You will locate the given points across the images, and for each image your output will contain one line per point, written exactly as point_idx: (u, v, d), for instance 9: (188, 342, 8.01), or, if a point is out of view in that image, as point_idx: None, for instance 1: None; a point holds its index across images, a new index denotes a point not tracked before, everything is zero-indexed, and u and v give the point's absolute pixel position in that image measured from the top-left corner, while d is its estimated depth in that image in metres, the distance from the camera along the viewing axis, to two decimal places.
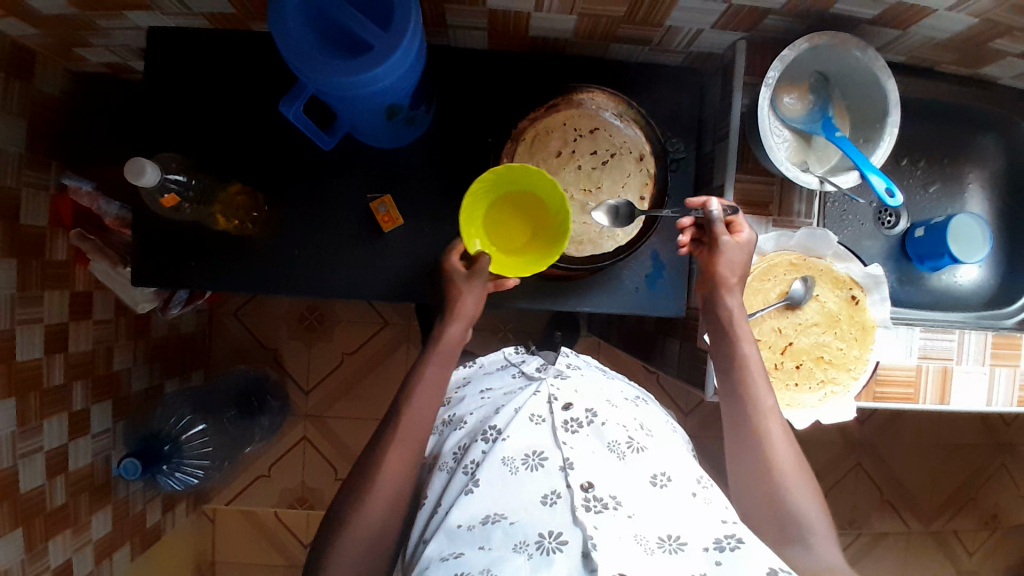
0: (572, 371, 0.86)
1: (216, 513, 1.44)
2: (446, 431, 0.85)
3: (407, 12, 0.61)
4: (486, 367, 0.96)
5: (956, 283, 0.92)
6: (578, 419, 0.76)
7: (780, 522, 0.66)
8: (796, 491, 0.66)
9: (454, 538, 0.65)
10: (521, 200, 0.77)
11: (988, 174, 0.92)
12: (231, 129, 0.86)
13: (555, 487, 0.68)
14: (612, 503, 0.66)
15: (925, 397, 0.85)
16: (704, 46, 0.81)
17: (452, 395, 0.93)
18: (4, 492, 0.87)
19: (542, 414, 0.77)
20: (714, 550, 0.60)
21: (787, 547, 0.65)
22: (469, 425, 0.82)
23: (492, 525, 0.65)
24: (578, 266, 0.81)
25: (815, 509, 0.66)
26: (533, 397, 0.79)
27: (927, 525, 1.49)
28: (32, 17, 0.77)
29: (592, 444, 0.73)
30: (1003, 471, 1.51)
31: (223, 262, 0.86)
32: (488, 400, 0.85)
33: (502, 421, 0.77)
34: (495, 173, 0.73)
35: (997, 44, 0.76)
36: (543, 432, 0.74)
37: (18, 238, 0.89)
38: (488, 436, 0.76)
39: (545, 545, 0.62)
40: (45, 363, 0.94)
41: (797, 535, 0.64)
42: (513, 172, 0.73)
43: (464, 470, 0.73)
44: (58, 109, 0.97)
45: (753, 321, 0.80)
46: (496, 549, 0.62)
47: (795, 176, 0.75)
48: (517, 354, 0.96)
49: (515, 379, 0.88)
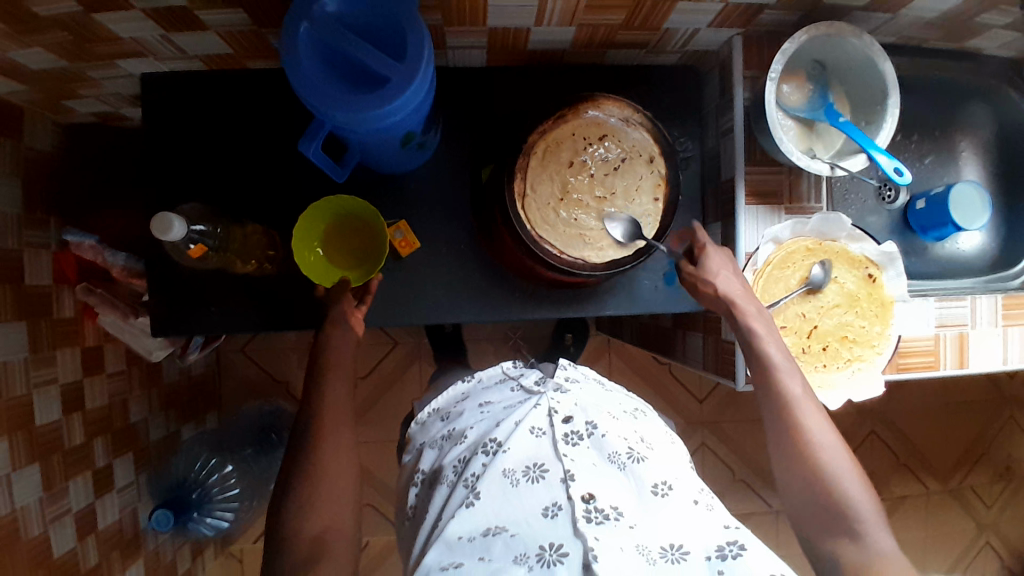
0: (570, 384, 0.84)
1: (243, 553, 1.42)
2: (447, 446, 0.83)
3: (420, 39, 0.60)
4: (484, 381, 0.92)
5: (959, 250, 0.95)
6: (578, 432, 0.76)
7: (832, 517, 0.66)
8: (841, 478, 0.67)
9: (454, 548, 0.65)
10: (355, 221, 0.82)
11: (982, 141, 0.95)
12: (236, 169, 0.86)
13: (557, 499, 0.69)
14: (613, 513, 0.67)
15: (945, 364, 0.87)
16: (700, 45, 0.82)
17: (450, 411, 0.90)
18: (39, 558, 0.85)
19: (543, 427, 0.77)
20: (717, 559, 0.62)
21: (839, 542, 0.65)
22: (469, 440, 0.79)
23: (493, 537, 0.66)
24: (601, 271, 0.80)
25: (865, 501, 0.66)
26: (534, 410, 0.78)
27: (944, 484, 1.53)
28: (22, 74, 0.75)
29: (592, 456, 0.74)
30: (1010, 423, 1.56)
31: (245, 302, 0.86)
32: (488, 414, 0.83)
33: (503, 433, 0.76)
34: (300, 233, 0.79)
35: (982, 17, 0.79)
36: (544, 445, 0.75)
37: (25, 301, 0.87)
38: (488, 449, 0.74)
39: (546, 558, 0.63)
40: (64, 424, 0.92)
41: (847, 528, 0.65)
42: (339, 198, 0.80)
43: (464, 483, 0.72)
44: (51, 164, 0.94)
45: (777, 309, 0.82)
46: (496, 560, 0.63)
47: (806, 164, 0.77)
48: (514, 367, 0.94)
49: (513, 392, 0.86)
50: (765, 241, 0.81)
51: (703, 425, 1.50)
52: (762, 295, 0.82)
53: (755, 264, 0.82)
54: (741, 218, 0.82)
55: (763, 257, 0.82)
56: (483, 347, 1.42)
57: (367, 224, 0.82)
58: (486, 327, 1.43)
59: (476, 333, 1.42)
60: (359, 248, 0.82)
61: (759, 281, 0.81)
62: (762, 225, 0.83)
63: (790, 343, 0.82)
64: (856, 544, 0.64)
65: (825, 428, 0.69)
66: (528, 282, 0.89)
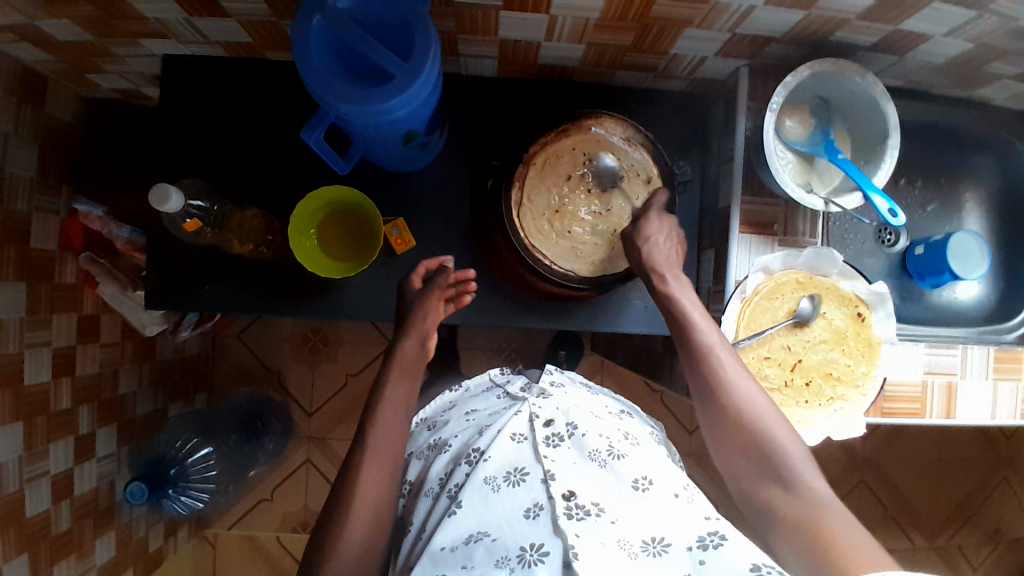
0: (555, 388, 0.84)
1: (217, 539, 1.41)
2: (431, 456, 0.82)
3: (428, 40, 0.62)
4: (471, 390, 0.94)
5: (955, 299, 0.94)
6: (559, 434, 0.76)
7: (761, 469, 0.65)
8: (773, 430, 0.65)
9: (437, 561, 0.64)
10: (346, 209, 0.83)
11: (985, 192, 0.95)
12: (245, 154, 0.88)
13: (538, 499, 0.69)
14: (595, 510, 0.66)
15: (932, 412, 0.87)
16: (707, 72, 0.84)
17: (436, 419, 0.91)
18: (10, 517, 0.86)
19: (524, 433, 0.77)
20: (697, 549, 0.61)
21: (771, 493, 0.64)
22: (453, 449, 0.79)
23: (475, 544, 0.65)
24: (578, 283, 0.81)
25: (796, 450, 0.64)
26: (515, 417, 0.78)
27: (931, 541, 1.50)
28: (49, 43, 0.78)
29: (573, 456, 0.73)
30: (1005, 485, 1.53)
31: (240, 285, 0.87)
32: (472, 421, 0.83)
33: (485, 441, 0.76)
34: (293, 223, 0.80)
35: (991, 67, 0.79)
36: (524, 450, 0.75)
37: (28, 263, 0.89)
38: (471, 458, 0.74)
39: (527, 558, 0.63)
40: (52, 387, 0.94)
41: (778, 480, 0.64)
42: (331, 187, 0.81)
43: (447, 494, 0.72)
44: (69, 135, 0.97)
45: (762, 339, 0.81)
46: (478, 567, 0.62)
47: (802, 196, 0.77)
48: (501, 375, 0.95)
49: (498, 400, 0.86)
50: (755, 270, 0.81)
51: (690, 457, 1.48)
52: (749, 324, 0.81)
53: (743, 292, 0.82)
54: (734, 246, 0.82)
55: (751, 285, 0.82)
56: (475, 355, 1.42)
57: (357, 212, 0.83)
58: (481, 337, 1.43)
59: (470, 340, 1.42)
60: (353, 238, 0.84)
61: (746, 309, 0.81)
62: (754, 254, 0.83)
63: (773, 375, 0.81)
64: (789, 494, 0.63)
65: (748, 383, 0.68)
66: (520, 293, 0.89)
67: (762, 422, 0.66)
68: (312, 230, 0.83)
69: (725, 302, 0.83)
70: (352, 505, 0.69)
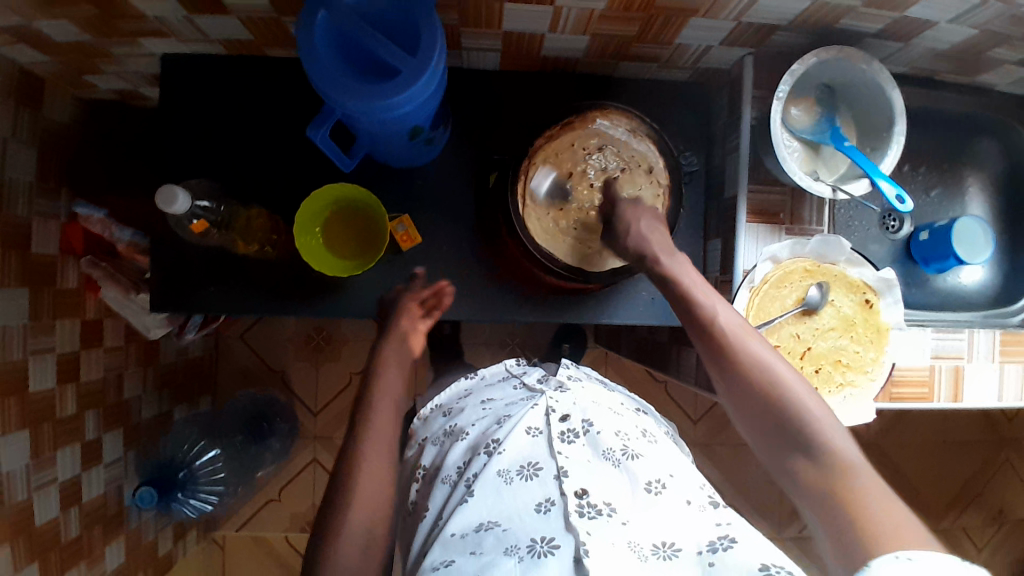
0: (573, 383, 0.85)
1: (225, 540, 1.41)
2: (447, 443, 0.82)
3: (432, 35, 0.61)
4: (487, 378, 0.94)
5: (960, 284, 0.94)
6: (574, 430, 0.76)
7: (782, 434, 0.61)
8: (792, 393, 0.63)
9: (447, 546, 0.65)
10: (351, 207, 0.83)
11: (989, 177, 0.95)
12: (248, 153, 0.88)
13: (550, 495, 0.69)
14: (606, 509, 0.67)
15: (940, 396, 0.87)
16: (711, 61, 0.83)
17: (453, 406, 0.90)
18: (20, 526, 0.85)
19: (539, 427, 0.77)
20: (707, 553, 0.61)
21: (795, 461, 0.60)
22: (469, 438, 0.79)
23: (485, 532, 0.65)
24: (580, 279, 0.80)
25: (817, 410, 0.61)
26: (531, 410, 0.78)
27: (936, 523, 1.51)
28: (46, 44, 0.77)
29: (587, 454, 0.74)
30: (1007, 466, 1.54)
31: (245, 285, 0.87)
32: (489, 410, 0.83)
33: (503, 433, 0.76)
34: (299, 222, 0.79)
35: (995, 52, 0.80)
36: (540, 445, 0.75)
37: (29, 268, 0.88)
38: (488, 449, 0.74)
39: (537, 549, 0.63)
40: (58, 394, 0.93)
41: (801, 445, 0.60)
42: (335, 184, 0.80)
43: (463, 482, 0.72)
44: (67, 137, 0.96)
45: (771, 328, 0.82)
46: (487, 554, 0.62)
47: (807, 185, 0.77)
48: (518, 365, 0.94)
49: (515, 391, 0.86)
50: (763, 259, 0.82)
51: (697, 447, 1.49)
52: (758, 313, 0.81)
53: (751, 282, 0.82)
54: (742, 235, 0.82)
55: (760, 274, 0.82)
56: (480, 350, 1.42)
57: (362, 208, 0.83)
58: (485, 331, 1.43)
59: (474, 335, 1.42)
60: (359, 235, 0.83)
61: (755, 299, 0.81)
62: (762, 243, 0.84)
63: None
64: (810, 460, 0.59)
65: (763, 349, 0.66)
66: (528, 288, 0.89)
67: (781, 385, 0.63)
68: (318, 228, 0.82)
69: (734, 292, 0.83)
70: (369, 503, 0.69)
